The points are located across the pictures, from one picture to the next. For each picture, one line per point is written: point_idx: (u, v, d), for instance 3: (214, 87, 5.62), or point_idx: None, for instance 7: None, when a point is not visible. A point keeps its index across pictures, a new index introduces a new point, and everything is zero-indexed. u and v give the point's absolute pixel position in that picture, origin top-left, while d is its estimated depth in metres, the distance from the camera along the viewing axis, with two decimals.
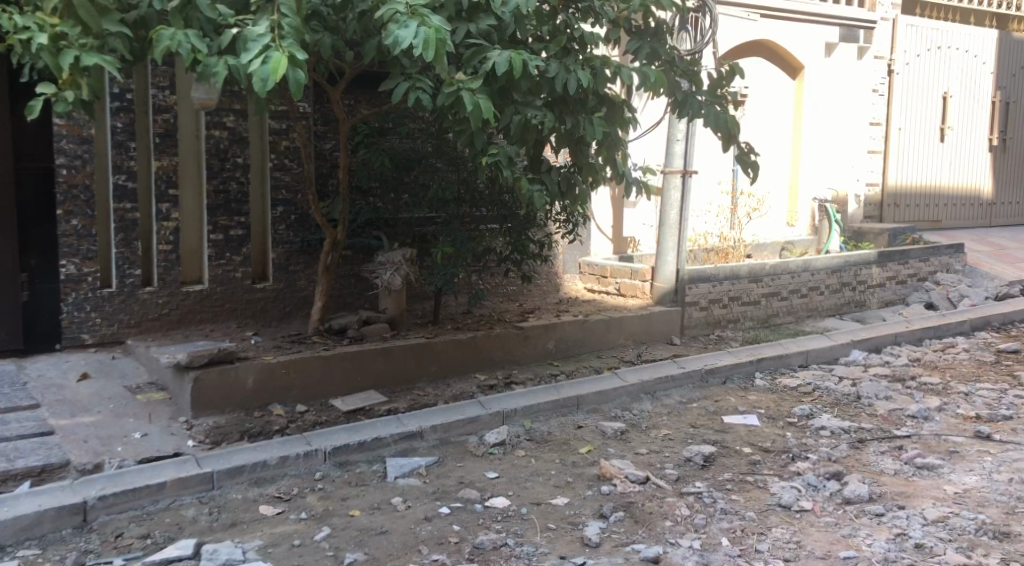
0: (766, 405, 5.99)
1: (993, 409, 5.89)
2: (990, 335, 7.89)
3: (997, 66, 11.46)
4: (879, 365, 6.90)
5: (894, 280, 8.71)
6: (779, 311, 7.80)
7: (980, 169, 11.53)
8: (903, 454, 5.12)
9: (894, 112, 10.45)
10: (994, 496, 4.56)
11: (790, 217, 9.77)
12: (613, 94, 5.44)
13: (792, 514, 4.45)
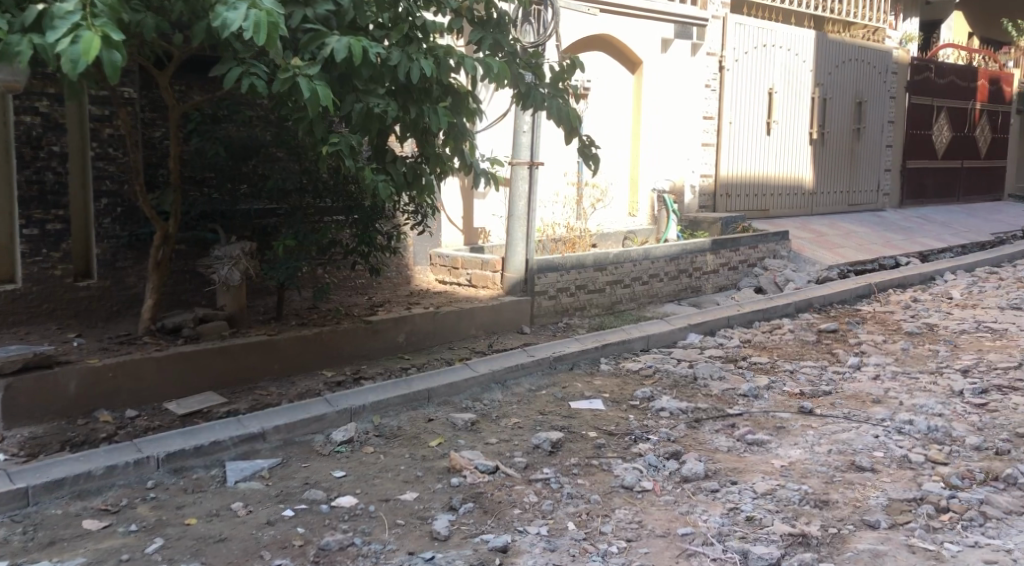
0: (611, 389, 6.12)
1: (815, 386, 6.23)
2: (812, 316, 8.35)
3: (816, 65, 12.15)
4: (714, 347, 7.17)
5: (727, 266, 9.08)
6: (622, 298, 7.99)
7: (804, 161, 12.20)
8: (736, 431, 5.34)
9: (725, 106, 10.89)
10: (816, 468, 4.81)
11: (632, 207, 10.05)
12: (458, 84, 5.38)
13: (634, 495, 4.55)
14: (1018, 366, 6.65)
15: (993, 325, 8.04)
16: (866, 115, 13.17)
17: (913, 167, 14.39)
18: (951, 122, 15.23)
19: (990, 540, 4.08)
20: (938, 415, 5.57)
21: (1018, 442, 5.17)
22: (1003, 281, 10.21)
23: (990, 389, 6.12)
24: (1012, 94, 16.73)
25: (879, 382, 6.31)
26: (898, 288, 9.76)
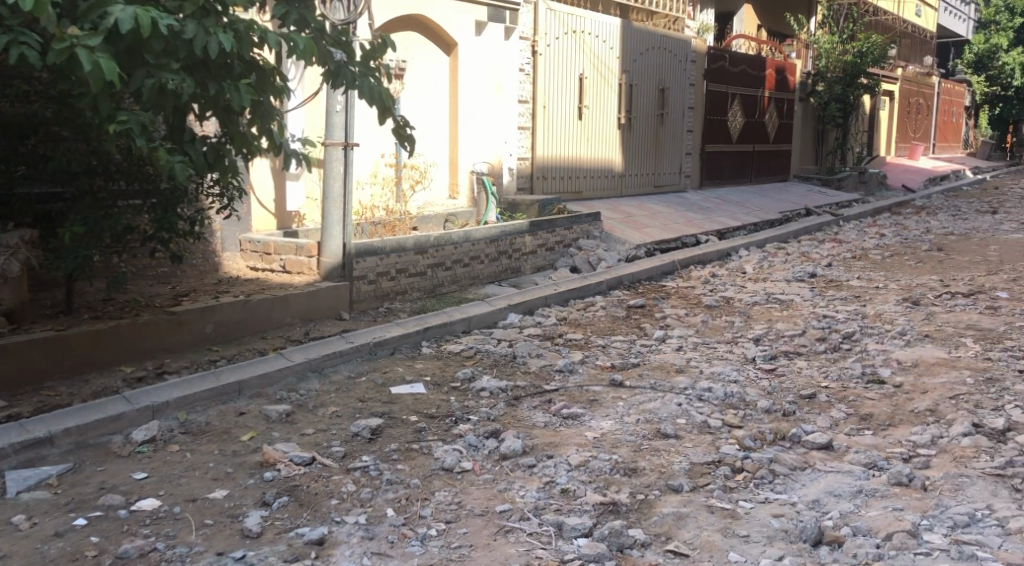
0: (431, 372, 6.07)
1: (625, 359, 6.45)
2: (623, 293, 8.63)
3: (623, 51, 12.53)
4: (532, 326, 7.27)
5: (544, 247, 9.21)
6: (444, 281, 7.94)
7: (614, 144, 12.58)
8: (552, 406, 5.42)
9: (539, 89, 11.03)
10: (625, 437, 4.96)
11: (453, 189, 10.03)
12: (263, 61, 5.12)
13: (453, 476, 4.53)
14: (803, 333, 7.14)
15: (781, 296, 8.60)
16: (668, 100, 13.74)
17: (711, 150, 15.17)
18: (744, 108, 16.17)
19: (779, 495, 4.34)
20: (734, 381, 5.89)
21: (803, 403, 5.54)
22: (791, 256, 10.94)
23: (778, 355, 6.54)
24: (795, 83, 17.99)
25: (681, 353, 6.60)
26: (699, 265, 10.26)
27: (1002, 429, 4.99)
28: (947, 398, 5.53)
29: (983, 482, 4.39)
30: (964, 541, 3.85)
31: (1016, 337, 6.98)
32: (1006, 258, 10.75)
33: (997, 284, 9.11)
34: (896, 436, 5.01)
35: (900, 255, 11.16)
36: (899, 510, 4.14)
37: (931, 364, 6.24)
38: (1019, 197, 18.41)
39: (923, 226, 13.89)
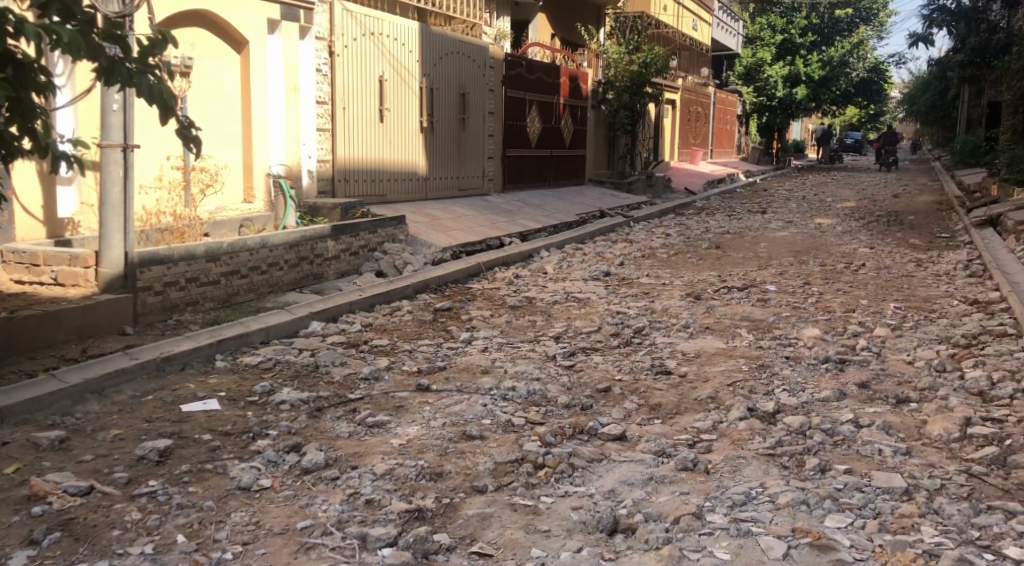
0: (227, 387, 5.85)
1: (432, 362, 6.48)
2: (429, 297, 8.66)
3: (423, 55, 12.56)
4: (335, 334, 7.16)
5: (347, 252, 9.08)
6: (239, 290, 7.67)
7: (416, 148, 12.58)
8: (356, 416, 5.36)
9: (337, 91, 10.88)
10: (430, 442, 4.98)
11: (248, 193, 9.65)
12: (22, 54, 4.78)
13: (250, 495, 4.40)
14: (598, 330, 7.43)
15: (579, 295, 8.92)
16: (469, 105, 13.92)
17: (511, 154, 15.50)
18: (541, 113, 16.63)
19: (577, 488, 4.51)
20: (535, 379, 6.05)
21: (599, 397, 5.77)
22: (587, 256, 11.37)
23: (577, 352, 6.78)
24: (587, 91, 18.71)
25: (485, 354, 6.71)
26: (502, 267, 10.46)
27: (773, 411, 5.41)
28: (726, 385, 5.93)
29: (758, 462, 4.74)
30: (741, 519, 4.15)
31: (784, 326, 7.59)
32: (775, 254, 11.68)
33: (767, 278, 9.87)
34: (682, 423, 5.31)
35: (684, 253, 11.86)
36: (685, 494, 4.40)
37: (711, 354, 6.69)
38: (786, 198, 20.04)
39: (703, 225, 14.83)
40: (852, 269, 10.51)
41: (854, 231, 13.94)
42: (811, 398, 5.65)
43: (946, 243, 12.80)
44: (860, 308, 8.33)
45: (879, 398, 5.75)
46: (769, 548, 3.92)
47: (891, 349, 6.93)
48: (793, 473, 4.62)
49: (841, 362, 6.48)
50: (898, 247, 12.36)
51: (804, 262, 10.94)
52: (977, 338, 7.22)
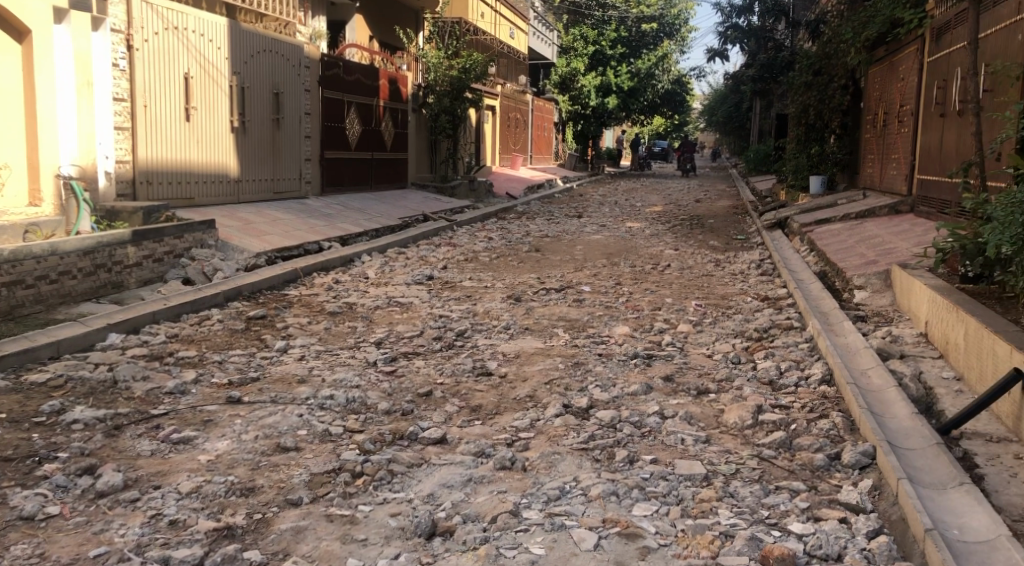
0: (9, 408, 5.41)
1: (244, 373, 6.24)
2: (242, 305, 8.36)
3: (232, 52, 12.12)
4: (137, 347, 6.77)
5: (150, 258, 8.61)
6: (24, 301, 7.13)
7: (226, 150, 12.10)
8: (159, 432, 5.09)
9: (136, 87, 10.33)
10: (242, 456, 4.79)
11: (34, 195, 8.81)
12: None
13: (35, 525, 4.09)
14: (419, 334, 7.41)
15: (400, 299, 8.85)
16: (283, 106, 13.54)
17: (329, 157, 15.20)
18: (359, 115, 16.40)
19: (396, 494, 4.46)
20: (355, 387, 5.95)
21: (420, 401, 5.75)
22: (409, 260, 11.31)
23: (397, 357, 6.72)
24: (407, 94, 18.65)
25: (302, 362, 6.54)
26: (320, 271, 10.25)
27: (586, 407, 5.57)
28: (543, 384, 6.05)
29: (572, 457, 4.86)
30: (555, 514, 4.24)
31: (597, 324, 7.83)
32: (589, 256, 12.05)
33: (582, 279, 10.17)
34: (500, 423, 5.36)
35: (505, 256, 12.03)
36: (502, 492, 4.45)
37: (530, 354, 6.80)
38: (599, 202, 20.74)
39: (522, 229, 15.10)
40: (659, 269, 11.01)
41: (661, 234, 14.61)
42: (621, 393, 5.86)
43: (741, 244, 13.65)
44: (665, 306, 8.73)
45: (682, 391, 6.04)
46: (581, 540, 4.03)
47: (693, 344, 7.30)
48: (604, 466, 4.77)
49: (648, 357, 6.76)
50: (700, 248, 13.05)
51: (615, 264, 11.36)
52: (767, 332, 7.72)
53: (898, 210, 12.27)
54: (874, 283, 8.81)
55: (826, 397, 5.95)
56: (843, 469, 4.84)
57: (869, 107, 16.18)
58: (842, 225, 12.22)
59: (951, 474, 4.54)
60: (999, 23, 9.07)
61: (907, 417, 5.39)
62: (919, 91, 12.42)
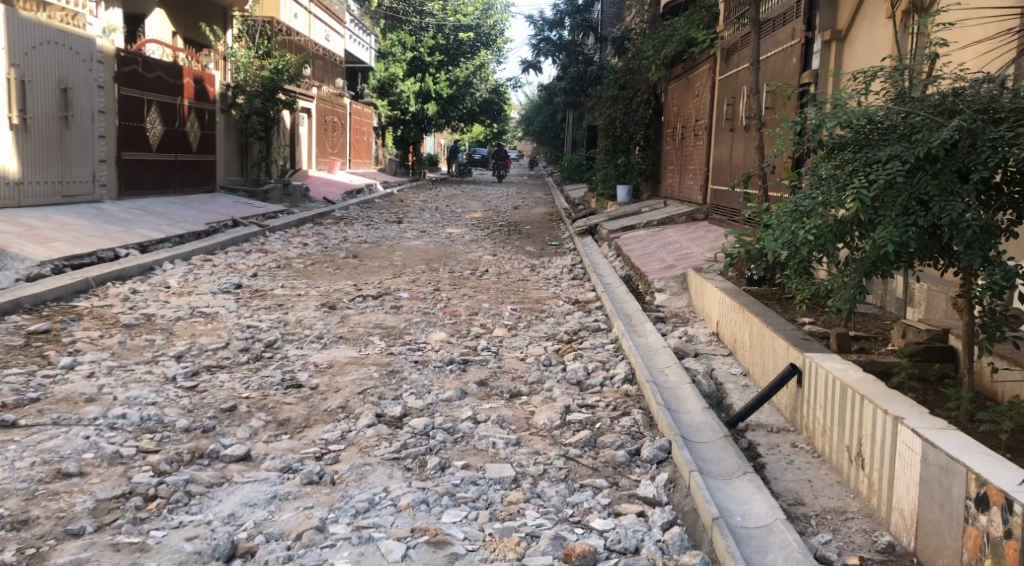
0: None
1: (22, 393, 5.80)
2: (21, 318, 7.77)
3: (9, 43, 11.24)
4: None
5: None
6: None
7: (3, 148, 11.22)
8: None
9: None
10: (15, 486, 4.46)
11: None
12: None
13: None
14: (225, 346, 7.13)
15: (205, 309, 8.50)
16: (72, 103, 12.71)
17: (127, 158, 14.40)
18: (162, 115, 15.65)
19: (194, 516, 4.28)
20: (151, 404, 5.66)
21: (223, 417, 5.54)
22: (215, 268, 10.89)
23: (200, 371, 6.44)
24: (214, 94, 17.88)
25: (92, 380, 6.15)
26: (115, 281, 9.69)
27: (399, 415, 5.55)
28: (356, 394, 5.97)
29: (383, 467, 4.82)
30: (363, 526, 4.19)
31: (413, 331, 7.82)
32: (407, 262, 12.02)
33: (399, 285, 10.13)
34: (309, 436, 5.25)
35: (319, 263, 11.80)
36: (309, 508, 4.36)
37: (343, 364, 6.70)
38: (419, 208, 20.74)
39: (339, 235, 14.86)
40: (476, 275, 11.12)
41: (479, 239, 14.78)
42: (435, 400, 5.88)
43: (555, 250, 13.99)
44: (481, 311, 8.83)
45: (494, 394, 6.13)
46: (388, 552, 4.00)
47: (507, 347, 7.42)
48: (415, 474, 4.76)
49: (463, 363, 6.81)
50: (516, 254, 13.28)
51: (433, 270, 11.37)
52: (577, 334, 7.96)
53: (695, 217, 12.98)
54: (673, 286, 9.27)
55: (628, 395, 6.20)
56: (642, 464, 5.05)
57: (669, 120, 17.04)
58: (647, 231, 12.79)
59: (736, 464, 4.84)
60: (779, 45, 9.75)
61: (699, 412, 5.71)
62: (712, 107, 13.18)
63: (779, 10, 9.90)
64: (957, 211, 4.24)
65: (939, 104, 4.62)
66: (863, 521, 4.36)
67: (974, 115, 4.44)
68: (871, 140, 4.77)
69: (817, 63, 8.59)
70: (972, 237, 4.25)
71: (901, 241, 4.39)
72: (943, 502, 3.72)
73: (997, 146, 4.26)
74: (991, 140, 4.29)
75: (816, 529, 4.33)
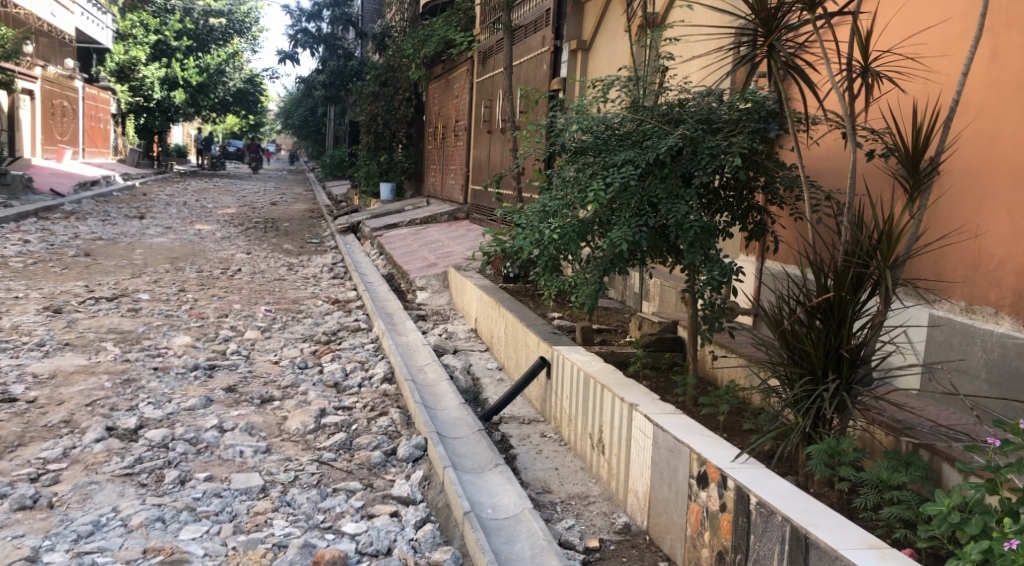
0: None
1: None
2: None
3: None
4: None
5: None
6: None
7: None
8: None
9: None
10: None
11: None
12: None
13: None
14: None
15: None
16: None
17: None
18: None
19: None
20: None
21: None
22: None
23: None
24: None
25: None
26: None
27: (134, 428, 5.24)
28: (84, 406, 5.57)
29: (112, 485, 4.53)
30: (85, 552, 3.89)
31: (153, 336, 7.39)
32: (148, 261, 11.36)
33: (139, 286, 9.54)
34: (24, 456, 4.82)
35: (44, 262, 10.88)
36: (19, 537, 4.00)
37: (69, 374, 6.22)
38: (165, 203, 19.66)
39: (70, 231, 13.77)
40: (227, 274, 10.71)
41: (231, 237, 14.24)
42: (176, 409, 5.60)
43: (314, 248, 13.75)
44: (232, 313, 8.50)
45: (243, 401, 5.93)
46: None
47: (259, 351, 7.20)
48: (150, 490, 4.52)
49: (209, 368, 6.54)
50: (271, 252, 12.92)
51: (179, 270, 10.81)
52: (335, 334, 7.85)
53: (455, 216, 13.20)
54: (434, 284, 9.38)
55: (386, 395, 6.21)
56: (398, 464, 5.08)
57: (429, 119, 17.22)
58: (407, 229, 12.88)
59: (488, 458, 4.97)
60: (530, 52, 10.14)
61: (455, 408, 5.83)
62: (470, 108, 13.46)
63: (530, 17, 10.26)
64: (682, 213, 4.60)
65: (667, 113, 4.99)
66: (603, 504, 4.63)
67: (696, 124, 4.85)
68: (609, 145, 5.06)
69: (566, 71, 9.02)
70: (694, 237, 4.62)
71: (635, 240, 4.69)
72: (671, 482, 4.02)
73: (715, 154, 4.67)
74: (709, 148, 4.69)
75: (561, 515, 4.54)
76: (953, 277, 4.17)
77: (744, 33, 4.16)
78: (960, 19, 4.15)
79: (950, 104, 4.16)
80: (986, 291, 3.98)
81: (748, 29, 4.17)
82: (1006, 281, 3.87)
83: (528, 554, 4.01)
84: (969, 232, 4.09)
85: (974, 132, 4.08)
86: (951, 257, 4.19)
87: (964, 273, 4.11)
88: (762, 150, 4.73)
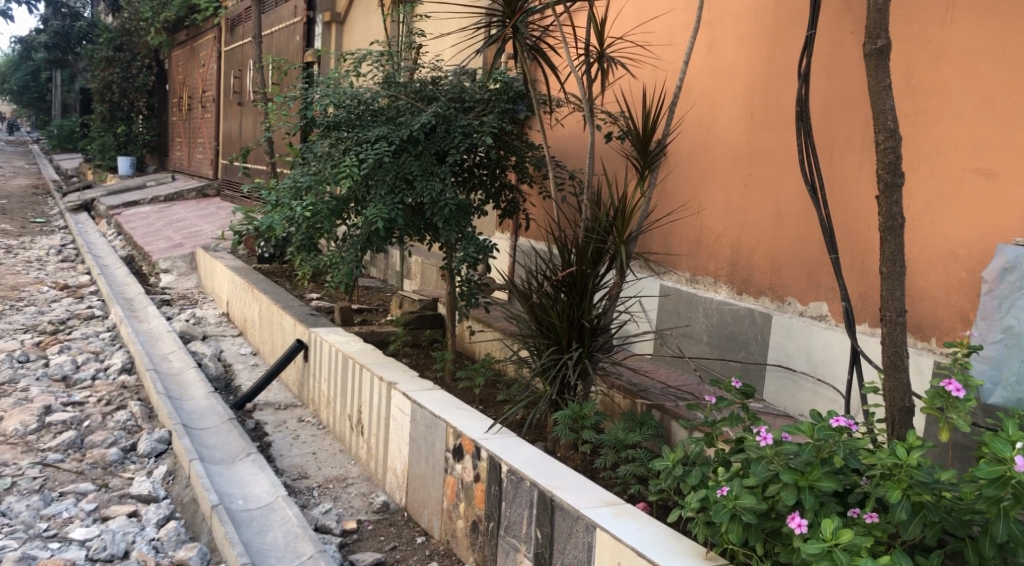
0: None
1: None
2: None
3: None
4: None
5: None
6: None
7: None
8: None
9: None
10: None
11: None
12: None
13: None
14: None
15: None
16: None
17: None
18: None
19: None
20: None
21: None
22: None
23: None
24: None
25: None
26: None
27: None
28: None
29: None
30: None
31: None
32: None
33: None
34: None
35: None
36: None
37: None
38: None
39: None
40: None
41: None
42: None
43: (40, 228, 12.61)
44: None
45: None
46: None
47: None
48: None
49: None
50: None
51: None
52: (64, 323, 7.25)
53: (205, 192, 12.58)
54: (179, 266, 8.90)
55: (125, 387, 5.80)
56: (138, 460, 4.77)
57: (173, 89, 16.24)
58: (148, 207, 12.13)
59: (240, 447, 4.78)
60: (281, 22, 9.80)
61: (204, 397, 5.55)
62: (217, 78, 12.86)
63: None
64: (436, 191, 4.60)
65: (420, 91, 4.97)
66: (361, 485, 4.59)
67: (449, 103, 4.86)
68: (363, 121, 4.96)
69: (319, 43, 8.78)
70: (449, 214, 4.64)
71: (390, 217, 4.64)
72: (427, 458, 4.04)
73: (467, 133, 4.71)
74: (461, 127, 4.72)
75: (317, 500, 4.44)
76: (680, 251, 4.48)
77: (493, 14, 4.17)
78: (682, 11, 4.41)
79: (674, 90, 4.42)
80: (707, 264, 4.29)
81: (495, 10, 4.18)
82: (722, 254, 4.19)
83: (281, 543, 3.90)
84: (692, 210, 4.39)
85: (695, 117, 4.37)
86: (678, 233, 4.49)
87: (690, 247, 4.41)
88: (511, 130, 4.83)
